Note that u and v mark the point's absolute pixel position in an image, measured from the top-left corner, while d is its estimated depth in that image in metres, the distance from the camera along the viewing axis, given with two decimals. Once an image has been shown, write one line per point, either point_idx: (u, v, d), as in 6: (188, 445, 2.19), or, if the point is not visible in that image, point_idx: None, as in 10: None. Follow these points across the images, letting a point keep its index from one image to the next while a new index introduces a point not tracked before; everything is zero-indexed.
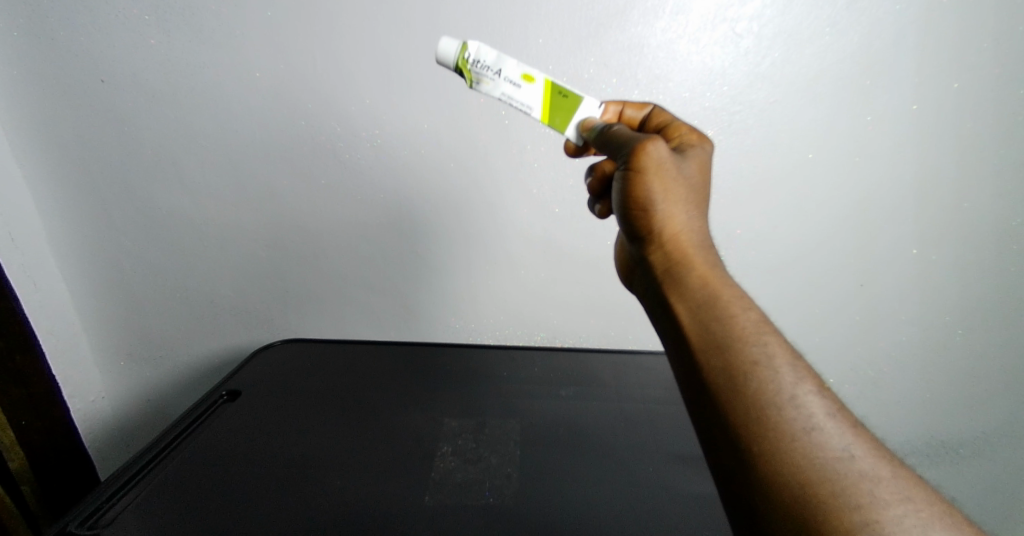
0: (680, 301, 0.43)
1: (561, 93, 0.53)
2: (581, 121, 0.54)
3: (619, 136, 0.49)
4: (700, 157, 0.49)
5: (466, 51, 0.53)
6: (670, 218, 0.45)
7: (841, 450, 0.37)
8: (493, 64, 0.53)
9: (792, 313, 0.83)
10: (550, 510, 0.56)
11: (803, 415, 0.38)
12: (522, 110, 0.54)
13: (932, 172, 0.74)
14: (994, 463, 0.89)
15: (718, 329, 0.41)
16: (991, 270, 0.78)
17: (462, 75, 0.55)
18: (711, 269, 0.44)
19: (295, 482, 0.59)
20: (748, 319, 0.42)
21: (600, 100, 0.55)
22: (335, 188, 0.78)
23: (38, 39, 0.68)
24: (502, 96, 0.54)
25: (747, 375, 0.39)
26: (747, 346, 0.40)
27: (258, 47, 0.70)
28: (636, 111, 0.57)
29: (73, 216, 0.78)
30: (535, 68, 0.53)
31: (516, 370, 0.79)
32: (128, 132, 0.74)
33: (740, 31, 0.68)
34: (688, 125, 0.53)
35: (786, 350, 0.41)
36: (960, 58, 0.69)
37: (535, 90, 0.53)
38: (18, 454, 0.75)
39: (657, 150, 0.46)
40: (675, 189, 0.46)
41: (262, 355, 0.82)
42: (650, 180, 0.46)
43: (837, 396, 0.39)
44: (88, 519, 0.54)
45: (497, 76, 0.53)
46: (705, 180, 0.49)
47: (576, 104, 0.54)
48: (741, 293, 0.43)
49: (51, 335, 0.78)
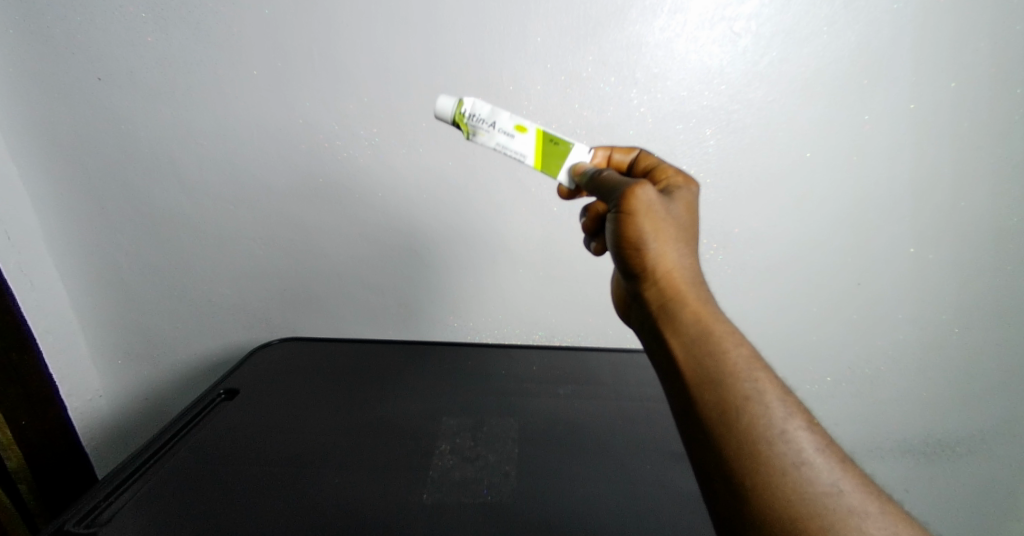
0: (674, 336, 0.44)
1: (552, 141, 0.55)
2: (572, 167, 0.56)
3: (609, 181, 0.50)
4: (686, 198, 0.51)
5: (462, 107, 0.56)
6: (662, 255, 0.46)
7: (830, 485, 0.39)
8: (488, 117, 0.56)
9: (788, 313, 0.83)
10: (548, 508, 0.57)
11: (794, 450, 0.40)
12: (517, 158, 0.57)
13: (929, 172, 0.74)
14: (990, 461, 0.89)
15: (710, 365, 0.43)
16: (987, 269, 0.79)
17: (459, 127, 0.57)
18: (704, 304, 0.45)
19: (294, 482, 0.59)
20: (740, 355, 0.43)
21: (589, 146, 0.57)
22: (332, 186, 0.78)
23: (33, 35, 0.68)
24: (497, 146, 0.56)
25: (740, 410, 0.41)
26: (739, 382, 0.42)
27: (254, 45, 0.70)
28: (624, 155, 0.59)
29: (68, 214, 0.77)
30: (526, 119, 0.55)
31: (515, 369, 0.79)
32: (123, 129, 0.74)
33: (738, 30, 0.68)
34: (674, 167, 0.56)
35: (776, 386, 0.42)
36: (957, 57, 0.69)
37: (527, 139, 0.55)
38: (14, 452, 0.74)
39: (646, 193, 0.47)
40: (665, 229, 0.47)
41: (260, 354, 0.81)
42: (641, 221, 0.47)
43: (826, 431, 0.41)
44: (86, 517, 0.54)
45: (491, 128, 0.56)
46: (693, 219, 0.50)
47: (567, 151, 0.56)
48: (733, 329, 0.44)
49: (47, 334, 0.78)
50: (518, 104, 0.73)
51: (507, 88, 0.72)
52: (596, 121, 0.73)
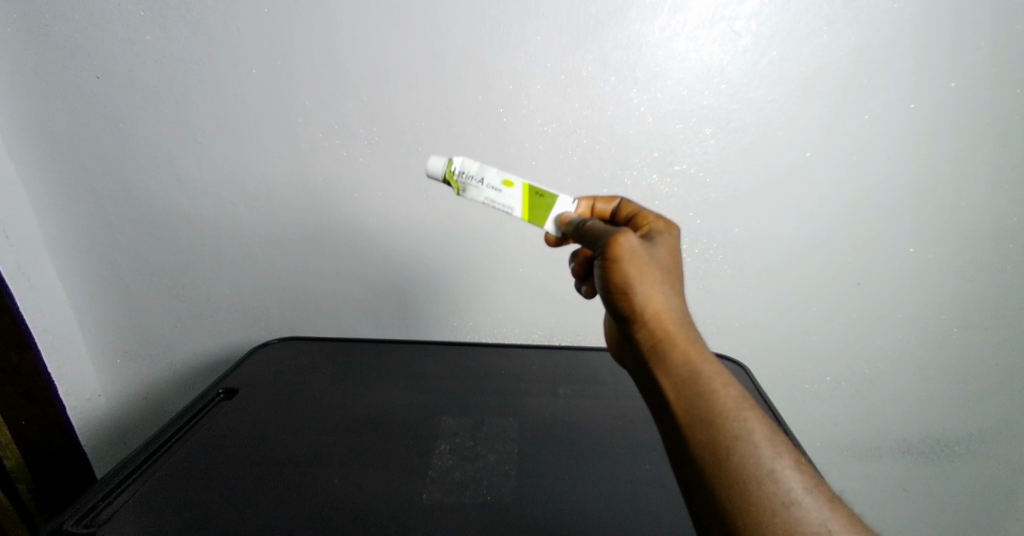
0: (665, 378, 0.45)
1: (539, 193, 0.56)
2: (559, 217, 0.57)
3: (594, 229, 0.51)
4: (668, 242, 0.51)
5: (452, 166, 0.58)
6: (649, 298, 0.47)
7: (819, 525, 0.39)
8: (477, 173, 0.57)
9: (788, 313, 0.83)
10: (549, 509, 0.57)
11: (783, 490, 0.41)
12: (505, 212, 0.58)
13: (929, 171, 0.74)
14: (989, 461, 0.89)
15: (700, 406, 0.43)
16: (988, 269, 0.78)
17: (450, 185, 0.59)
18: (693, 345, 0.46)
19: (294, 482, 0.58)
20: (729, 394, 0.44)
21: (573, 197, 0.57)
22: (332, 185, 0.78)
23: (32, 33, 0.68)
24: (486, 201, 0.57)
25: (730, 450, 0.42)
26: (728, 422, 0.43)
27: (252, 43, 0.70)
28: (606, 205, 0.59)
29: (67, 213, 0.77)
30: (513, 174, 0.57)
31: (515, 368, 0.79)
32: (122, 128, 0.73)
33: (738, 29, 0.68)
34: (656, 214, 0.56)
35: (765, 425, 0.43)
36: (956, 57, 0.69)
37: (514, 194, 0.56)
38: (13, 452, 0.75)
39: (629, 240, 0.48)
40: (650, 273, 0.47)
41: (260, 353, 0.81)
42: (626, 266, 0.47)
43: (814, 470, 0.42)
44: (85, 517, 0.54)
45: (480, 184, 0.57)
46: (676, 263, 0.50)
47: (553, 203, 0.56)
48: (721, 369, 0.45)
49: (46, 332, 0.78)
50: (518, 104, 0.73)
51: (506, 87, 0.72)
52: (597, 121, 0.73)
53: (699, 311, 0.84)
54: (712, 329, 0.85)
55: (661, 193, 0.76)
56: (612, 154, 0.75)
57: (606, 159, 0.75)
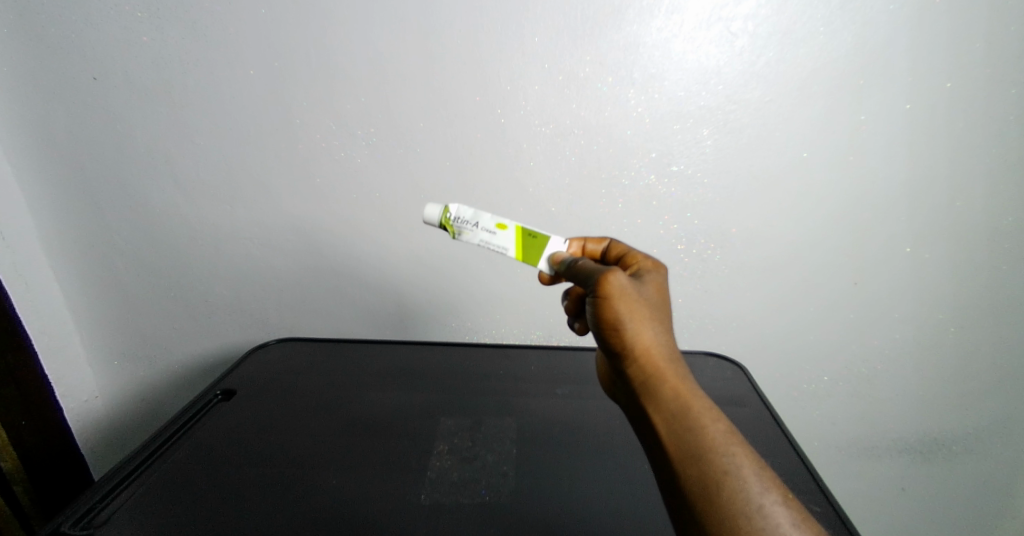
0: (656, 414, 0.45)
1: (531, 234, 0.58)
2: (551, 255, 0.58)
3: (585, 269, 0.52)
4: (656, 280, 0.52)
5: (448, 212, 0.60)
6: (639, 334, 0.47)
7: None
8: (472, 217, 0.59)
9: (785, 313, 0.83)
10: (548, 509, 0.57)
11: (772, 526, 0.41)
12: (500, 253, 0.60)
13: (925, 171, 0.74)
14: (986, 460, 0.90)
15: (690, 442, 0.44)
16: (984, 269, 0.79)
17: (446, 229, 0.61)
18: (683, 381, 0.46)
19: (292, 483, 0.58)
20: (718, 430, 0.44)
21: (564, 238, 0.60)
22: (330, 186, 0.78)
23: (29, 33, 0.68)
24: (480, 243, 0.59)
25: (720, 485, 0.42)
26: (716, 457, 0.43)
27: (251, 44, 0.70)
28: (597, 245, 0.60)
29: (63, 214, 0.77)
30: (507, 218, 0.59)
31: (513, 369, 0.79)
32: (119, 129, 0.73)
33: (735, 30, 0.68)
34: (645, 253, 0.56)
35: (753, 461, 0.43)
36: (952, 58, 0.69)
37: (507, 236, 0.59)
38: (9, 454, 0.74)
39: (619, 279, 0.49)
40: (640, 309, 0.48)
41: (258, 354, 0.80)
42: (617, 304, 0.48)
43: (802, 505, 0.42)
44: (82, 519, 0.54)
45: (475, 227, 0.59)
46: (664, 300, 0.50)
47: (545, 242, 0.58)
48: (710, 404, 0.45)
49: (42, 333, 0.78)
50: (516, 104, 0.73)
51: (504, 88, 0.72)
52: (595, 122, 0.73)
53: (697, 311, 0.84)
54: (710, 329, 0.85)
55: (660, 193, 0.77)
56: (610, 155, 0.75)
57: (604, 159, 0.75)
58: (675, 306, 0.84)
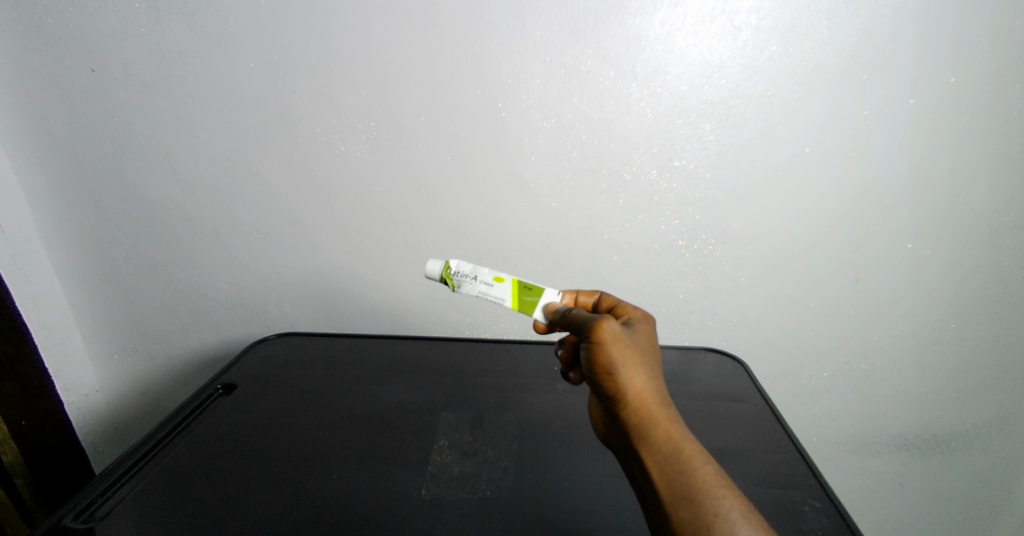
0: (648, 457, 0.45)
1: (526, 288, 0.60)
2: (545, 305, 0.59)
3: (578, 317, 0.53)
4: (645, 328, 0.52)
5: (449, 267, 0.62)
6: (632, 379, 0.47)
7: None
8: (470, 271, 0.61)
9: (786, 309, 0.83)
10: (546, 505, 0.57)
11: None
12: (497, 303, 0.61)
13: (928, 166, 0.74)
14: (983, 455, 0.90)
15: (681, 484, 0.44)
16: (985, 265, 0.78)
17: (446, 281, 0.62)
18: (674, 423, 0.46)
19: (292, 481, 0.58)
20: (707, 473, 0.44)
21: (557, 290, 0.61)
22: (329, 180, 0.77)
23: (27, 26, 0.67)
24: (479, 295, 0.61)
25: (710, 527, 0.42)
26: (707, 500, 0.43)
27: (249, 36, 0.69)
28: (588, 297, 0.61)
29: (62, 207, 0.77)
30: (504, 271, 0.61)
31: (514, 364, 0.78)
32: (117, 121, 0.73)
33: (738, 24, 0.68)
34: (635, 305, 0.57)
35: (742, 504, 0.43)
36: (957, 53, 0.68)
37: (504, 288, 0.60)
38: (11, 448, 0.75)
39: (612, 325, 0.49)
40: (632, 355, 0.48)
41: (259, 348, 0.80)
42: (610, 349, 0.48)
43: None
44: (83, 513, 0.55)
45: (473, 279, 0.61)
46: (654, 347, 0.51)
47: (539, 293, 0.60)
48: (700, 447, 0.46)
49: (42, 328, 0.78)
50: (517, 98, 0.72)
51: (506, 82, 0.71)
52: (596, 116, 0.73)
53: (697, 306, 0.84)
54: (710, 324, 0.85)
55: (660, 188, 0.76)
56: (611, 150, 0.74)
57: (606, 154, 0.75)
58: (676, 302, 0.84)
